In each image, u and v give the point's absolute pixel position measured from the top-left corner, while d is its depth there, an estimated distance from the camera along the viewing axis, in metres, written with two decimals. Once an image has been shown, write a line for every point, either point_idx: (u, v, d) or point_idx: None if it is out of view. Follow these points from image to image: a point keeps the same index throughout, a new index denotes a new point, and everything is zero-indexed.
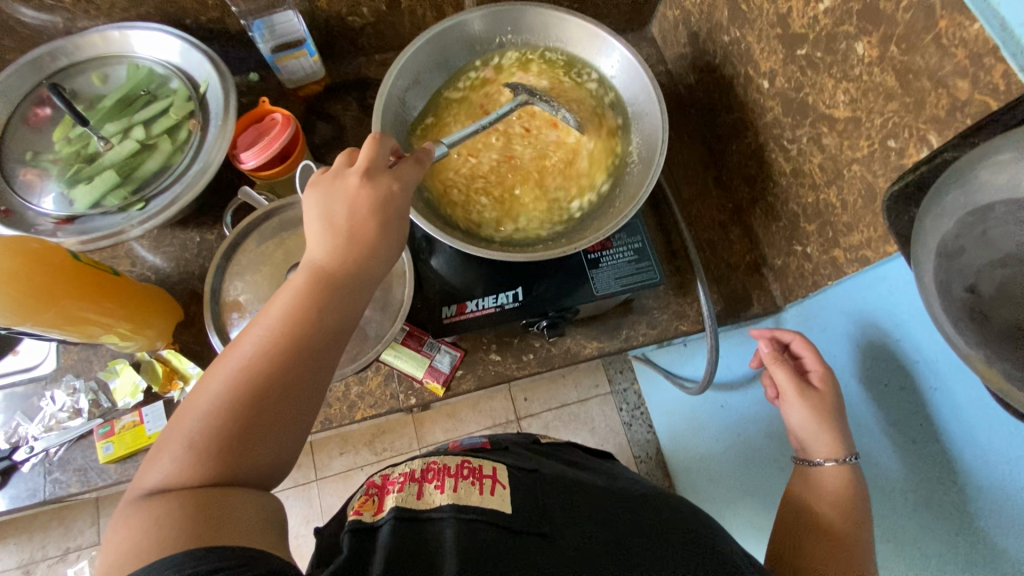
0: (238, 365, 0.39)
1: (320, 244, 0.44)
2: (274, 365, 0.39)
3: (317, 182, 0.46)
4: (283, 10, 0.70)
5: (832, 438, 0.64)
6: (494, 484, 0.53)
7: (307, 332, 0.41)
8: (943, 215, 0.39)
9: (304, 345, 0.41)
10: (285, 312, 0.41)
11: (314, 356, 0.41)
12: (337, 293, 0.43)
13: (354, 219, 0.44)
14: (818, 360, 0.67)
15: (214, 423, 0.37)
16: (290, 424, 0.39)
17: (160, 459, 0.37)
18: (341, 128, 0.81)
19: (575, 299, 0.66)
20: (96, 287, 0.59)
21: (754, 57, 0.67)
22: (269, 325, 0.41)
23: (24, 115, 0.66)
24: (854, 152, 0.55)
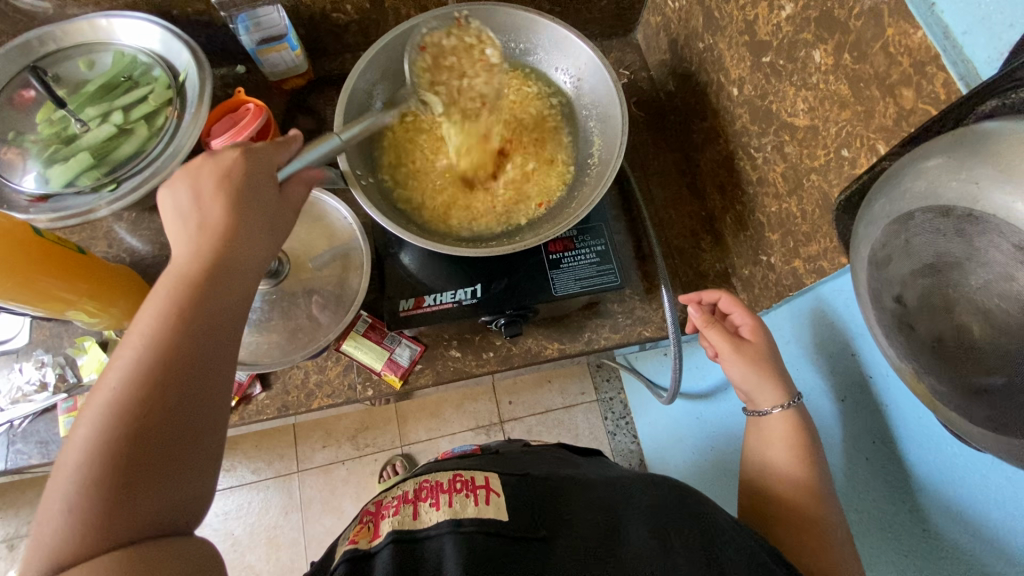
0: (107, 408, 0.37)
1: (185, 249, 0.43)
2: (146, 391, 0.37)
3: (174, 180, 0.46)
4: (265, 5, 0.73)
5: (775, 387, 0.63)
6: (489, 493, 0.52)
7: (185, 354, 0.39)
8: (871, 223, 0.38)
9: (177, 359, 0.39)
10: (148, 336, 0.39)
11: (194, 369, 0.40)
12: (202, 292, 0.42)
13: (215, 212, 0.45)
14: (746, 312, 0.66)
15: (93, 475, 0.34)
16: (188, 445, 0.38)
17: (38, 545, 0.33)
18: (322, 122, 0.83)
19: (534, 298, 0.66)
20: (66, 264, 0.60)
21: (725, 64, 0.66)
22: (129, 356, 0.38)
23: (9, 97, 0.68)
24: (812, 162, 0.55)
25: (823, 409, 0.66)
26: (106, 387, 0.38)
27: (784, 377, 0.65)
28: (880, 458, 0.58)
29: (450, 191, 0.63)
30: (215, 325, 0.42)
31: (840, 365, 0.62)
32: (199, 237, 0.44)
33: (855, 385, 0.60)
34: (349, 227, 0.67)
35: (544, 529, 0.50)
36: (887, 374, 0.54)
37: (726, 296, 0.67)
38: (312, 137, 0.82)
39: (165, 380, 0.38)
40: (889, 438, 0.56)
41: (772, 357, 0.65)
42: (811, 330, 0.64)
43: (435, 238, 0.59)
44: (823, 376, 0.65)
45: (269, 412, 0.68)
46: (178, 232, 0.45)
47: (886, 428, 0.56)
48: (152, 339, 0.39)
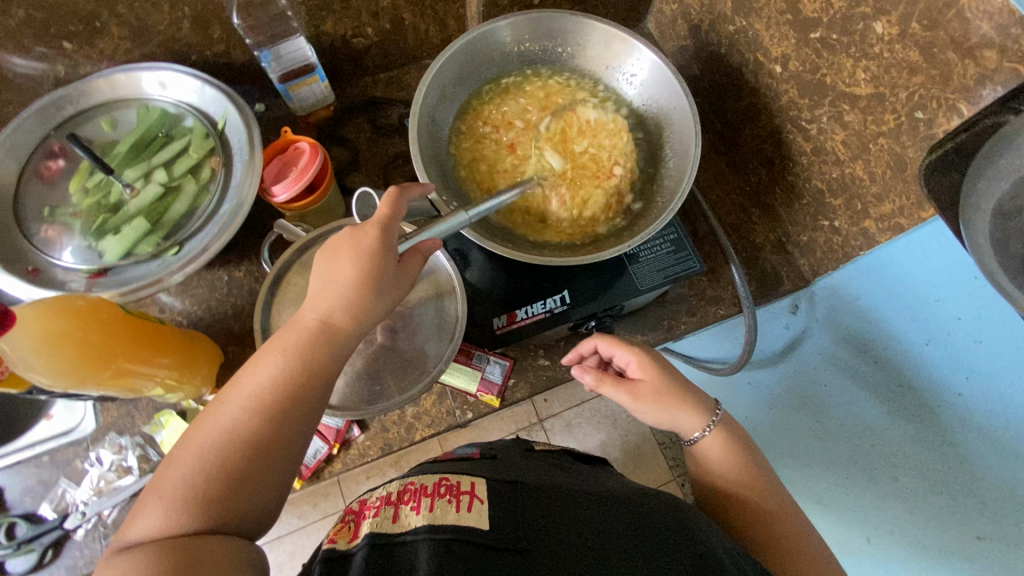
0: (230, 414, 0.42)
1: (319, 282, 0.46)
2: (264, 412, 0.42)
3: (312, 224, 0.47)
4: (291, 38, 0.69)
5: (692, 410, 0.58)
6: (472, 499, 0.48)
7: (295, 393, 0.43)
8: (998, 178, 0.42)
9: (297, 393, 0.43)
10: (278, 362, 0.44)
11: (306, 406, 0.44)
12: (332, 339, 0.45)
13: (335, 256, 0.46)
14: (626, 348, 0.60)
15: (199, 469, 0.39)
16: (279, 468, 0.42)
17: (140, 514, 0.38)
18: (356, 150, 0.80)
19: (620, 294, 0.67)
20: (152, 338, 0.56)
21: (763, 43, 0.69)
22: (261, 376, 0.43)
23: (36, 169, 0.64)
24: (880, 127, 0.58)
25: (874, 363, 0.71)
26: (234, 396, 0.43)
27: (699, 393, 0.60)
28: (920, 403, 0.65)
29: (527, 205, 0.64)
30: (330, 373, 0.46)
31: (894, 320, 0.66)
32: (320, 281, 0.46)
33: (935, 329, 0.61)
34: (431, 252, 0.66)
35: (525, 537, 0.46)
36: (952, 323, 0.60)
37: (603, 341, 0.61)
38: (350, 168, 0.79)
39: (277, 409, 0.42)
40: (961, 380, 0.60)
41: (673, 380, 0.59)
42: (881, 282, 0.66)
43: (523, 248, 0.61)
44: (867, 334, 0.71)
45: (372, 453, 0.67)
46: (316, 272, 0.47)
47: (923, 375, 0.64)
48: (274, 375, 0.43)
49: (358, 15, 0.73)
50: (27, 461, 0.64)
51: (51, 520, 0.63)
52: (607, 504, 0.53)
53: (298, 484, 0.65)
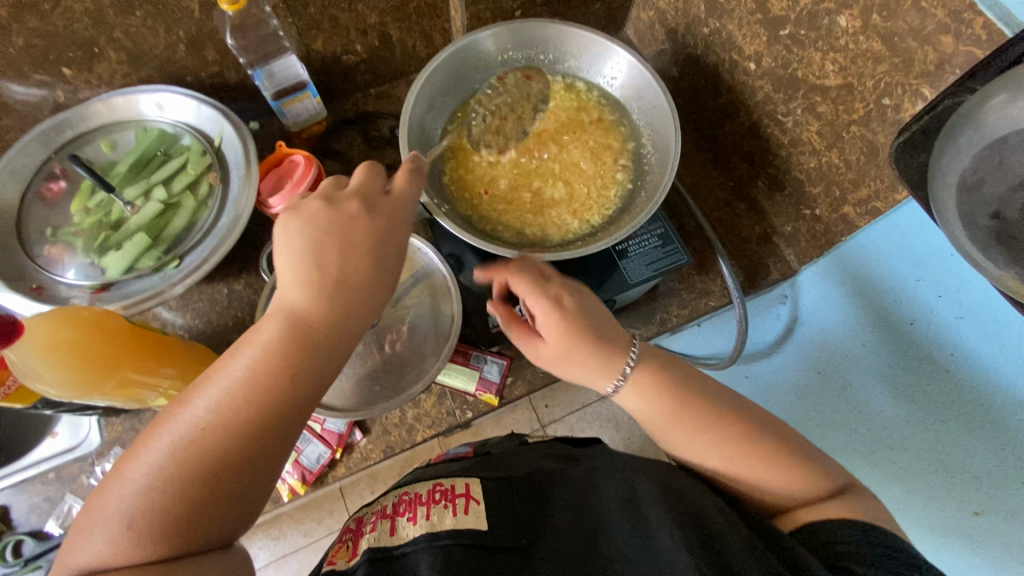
0: (186, 427, 0.39)
1: (294, 288, 0.44)
2: (224, 425, 0.40)
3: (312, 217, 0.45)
4: (282, 56, 0.71)
5: (601, 370, 0.54)
6: (467, 501, 0.49)
7: (265, 403, 0.41)
8: (958, 154, 0.44)
9: (261, 405, 0.41)
10: (242, 371, 0.41)
11: (271, 415, 0.41)
12: (303, 343, 0.43)
13: (345, 260, 0.44)
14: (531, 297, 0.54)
15: (152, 489, 0.38)
16: (246, 481, 0.40)
17: (95, 538, 0.37)
18: (350, 163, 0.82)
19: (611, 289, 0.69)
20: (155, 349, 0.57)
21: (737, 43, 0.71)
22: (222, 386, 0.41)
23: (38, 192, 0.66)
24: (851, 115, 0.60)
25: (865, 349, 0.72)
26: (194, 408, 0.40)
27: (618, 341, 0.55)
28: (914, 386, 0.66)
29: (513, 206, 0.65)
30: (309, 382, 0.43)
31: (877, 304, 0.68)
32: (315, 270, 0.44)
33: (914, 308, 0.64)
34: (426, 257, 0.67)
35: (523, 537, 0.47)
36: (931, 301, 0.61)
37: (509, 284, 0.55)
38: None
39: (237, 421, 0.40)
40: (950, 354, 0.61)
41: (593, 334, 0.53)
42: (863, 268, 0.69)
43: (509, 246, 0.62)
44: (859, 322, 0.72)
45: (375, 456, 0.68)
46: (298, 276, 0.44)
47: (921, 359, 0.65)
48: (237, 387, 0.41)
49: (347, 32, 0.76)
50: (34, 478, 0.65)
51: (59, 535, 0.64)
52: (592, 492, 0.53)
53: (303, 490, 0.66)
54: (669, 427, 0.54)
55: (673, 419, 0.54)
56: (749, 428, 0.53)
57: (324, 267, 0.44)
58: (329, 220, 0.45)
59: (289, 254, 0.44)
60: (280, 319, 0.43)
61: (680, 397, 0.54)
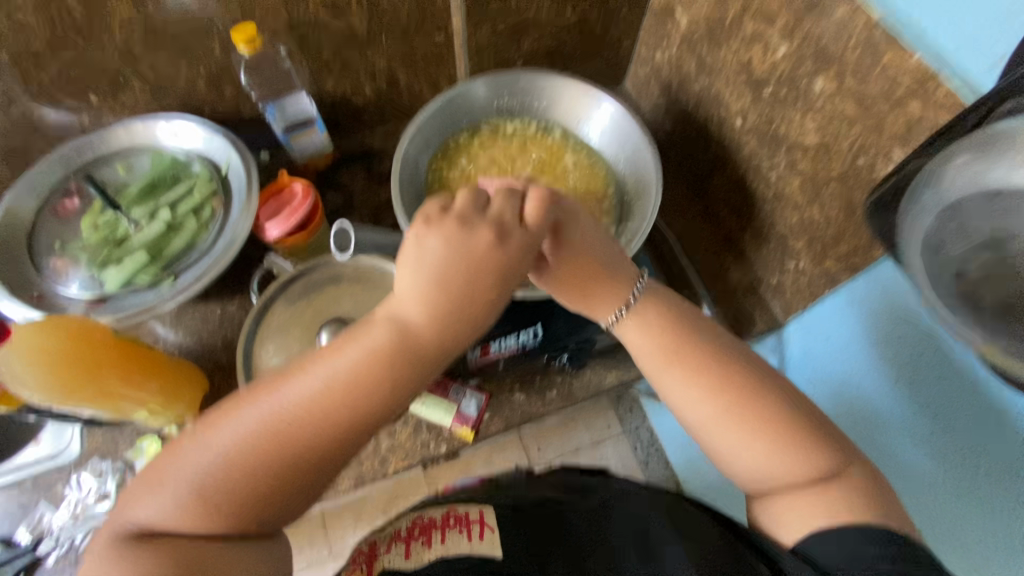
0: (263, 420, 0.41)
1: (407, 305, 0.42)
2: (298, 430, 0.40)
3: (440, 229, 0.42)
4: (294, 93, 0.77)
5: (609, 294, 0.51)
6: (482, 529, 0.48)
7: (345, 420, 0.41)
8: (922, 214, 0.45)
9: (335, 419, 0.41)
10: (326, 380, 0.41)
11: (341, 431, 0.41)
12: (389, 366, 0.41)
13: (445, 280, 0.41)
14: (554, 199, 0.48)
15: (221, 467, 0.40)
16: (301, 483, 0.41)
17: (164, 495, 0.40)
18: (350, 195, 0.86)
19: (593, 329, 0.70)
20: (142, 363, 0.59)
21: (724, 100, 0.74)
22: (306, 388, 0.41)
23: (54, 207, 0.70)
24: (829, 173, 0.62)
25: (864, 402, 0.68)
26: (272, 403, 0.41)
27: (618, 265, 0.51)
28: (947, 432, 0.58)
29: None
30: (381, 407, 0.42)
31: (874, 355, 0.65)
32: (433, 286, 0.41)
33: (909, 359, 0.60)
34: None
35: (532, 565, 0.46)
36: (926, 356, 0.58)
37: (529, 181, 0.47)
38: (343, 211, 0.84)
39: (309, 430, 0.41)
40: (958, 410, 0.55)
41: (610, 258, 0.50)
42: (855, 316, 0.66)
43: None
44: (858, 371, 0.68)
45: (346, 484, 0.67)
46: (418, 292, 0.42)
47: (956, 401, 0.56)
48: (320, 393, 0.41)
49: (357, 75, 0.81)
50: (11, 484, 0.66)
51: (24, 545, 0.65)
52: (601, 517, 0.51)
53: None
54: (665, 368, 0.50)
55: (677, 358, 0.50)
56: (757, 380, 0.49)
57: (444, 288, 0.41)
58: (461, 244, 0.41)
59: (415, 269, 0.42)
60: (383, 334, 0.42)
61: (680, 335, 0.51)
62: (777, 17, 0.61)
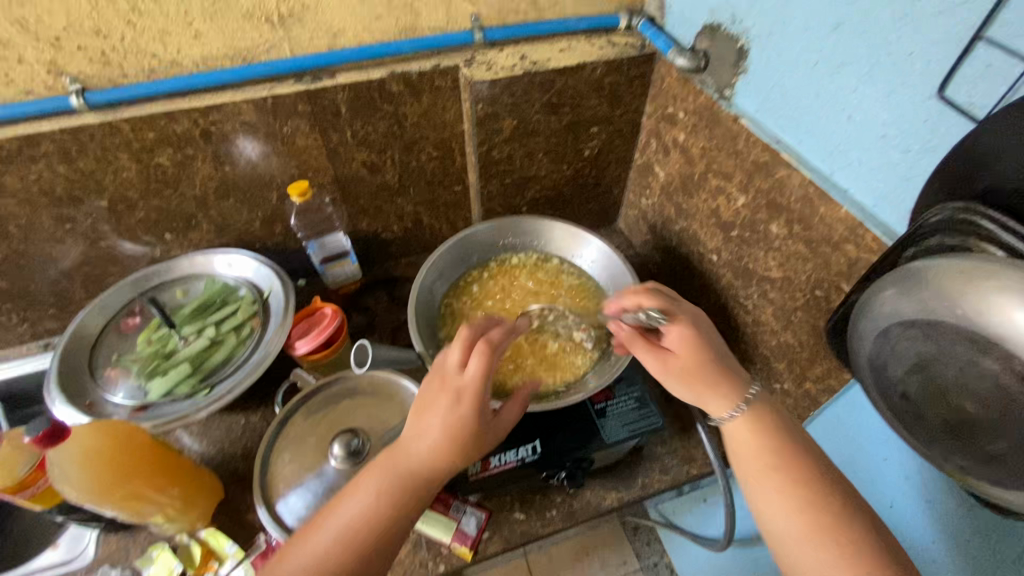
0: (313, 553, 0.51)
1: (414, 444, 0.55)
2: (342, 556, 0.51)
3: (437, 386, 0.56)
4: (333, 232, 0.91)
5: (721, 391, 0.56)
6: None
7: (377, 540, 0.52)
8: (863, 338, 0.51)
9: (370, 541, 0.52)
10: (360, 511, 0.53)
11: (375, 551, 0.52)
12: (407, 491, 0.54)
13: (445, 421, 0.54)
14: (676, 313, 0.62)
15: None
16: None
17: None
18: (373, 317, 0.96)
19: (590, 448, 0.72)
20: (169, 467, 0.64)
21: (701, 238, 0.85)
22: (346, 520, 0.53)
23: (117, 324, 0.82)
24: (795, 302, 0.69)
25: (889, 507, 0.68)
26: (319, 538, 0.52)
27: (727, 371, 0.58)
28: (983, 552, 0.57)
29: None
30: (403, 526, 0.54)
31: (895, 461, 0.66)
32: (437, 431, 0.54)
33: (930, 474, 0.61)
34: None
35: None
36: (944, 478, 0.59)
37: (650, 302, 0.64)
38: (366, 331, 0.94)
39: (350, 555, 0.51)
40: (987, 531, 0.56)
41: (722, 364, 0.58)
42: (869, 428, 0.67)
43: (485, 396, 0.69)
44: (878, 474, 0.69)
45: None
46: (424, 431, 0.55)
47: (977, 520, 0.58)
48: (356, 522, 0.52)
49: (387, 217, 0.96)
50: None
51: None
52: None
53: None
54: (757, 468, 0.53)
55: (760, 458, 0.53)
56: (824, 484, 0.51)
57: (448, 429, 0.54)
58: (455, 394, 0.55)
59: (420, 418, 0.55)
60: (399, 467, 0.55)
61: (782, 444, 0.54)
62: (733, 175, 0.74)
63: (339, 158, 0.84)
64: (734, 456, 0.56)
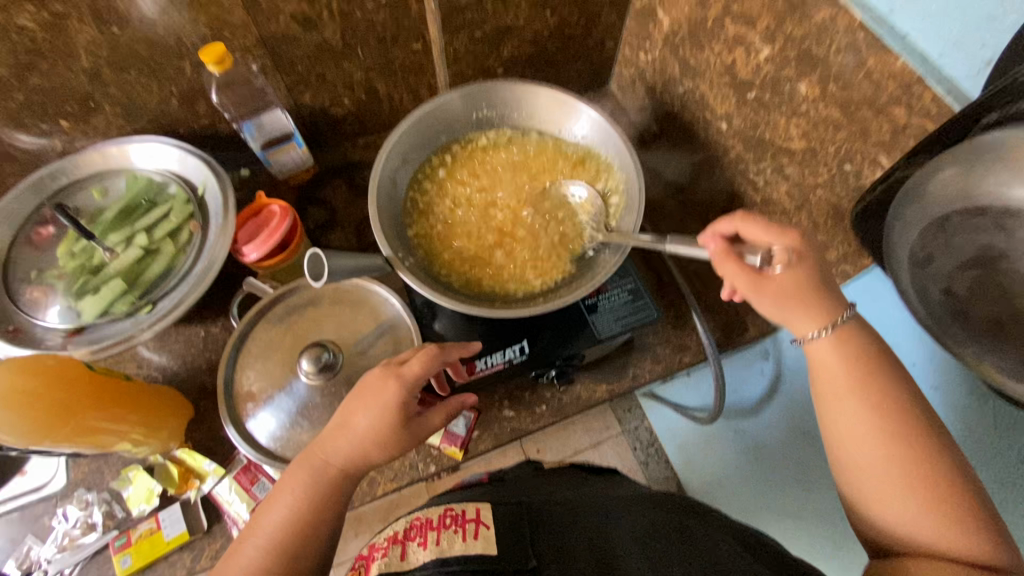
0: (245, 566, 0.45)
1: (336, 443, 0.51)
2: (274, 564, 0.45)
3: (372, 379, 0.52)
4: (270, 109, 0.75)
5: (813, 311, 0.48)
6: (478, 526, 0.44)
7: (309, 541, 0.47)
8: (907, 228, 0.44)
9: (300, 543, 0.47)
10: (291, 512, 0.48)
11: (307, 550, 0.47)
12: (337, 487, 0.50)
13: (376, 417, 0.50)
14: (777, 233, 0.51)
15: None
16: None
17: None
18: (333, 210, 0.85)
19: (580, 344, 0.68)
20: (119, 395, 0.60)
21: (709, 103, 0.72)
22: (274, 523, 0.48)
23: (28, 236, 0.69)
24: (816, 179, 0.60)
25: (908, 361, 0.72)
26: (250, 547, 0.46)
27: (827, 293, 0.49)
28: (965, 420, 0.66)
29: (470, 259, 0.67)
30: (333, 522, 0.49)
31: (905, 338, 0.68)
32: (370, 424, 0.50)
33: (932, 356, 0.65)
34: (392, 307, 0.68)
35: (535, 557, 0.42)
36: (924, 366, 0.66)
37: (746, 224, 0.52)
38: (327, 227, 0.84)
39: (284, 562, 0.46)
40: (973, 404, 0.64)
41: (816, 281, 0.49)
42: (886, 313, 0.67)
43: (459, 297, 0.63)
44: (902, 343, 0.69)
45: None
46: (348, 422, 0.51)
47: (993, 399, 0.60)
48: (292, 524, 0.47)
49: (334, 87, 0.79)
50: None
51: None
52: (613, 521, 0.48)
53: None
54: (838, 391, 0.48)
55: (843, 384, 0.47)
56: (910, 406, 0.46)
57: (381, 422, 0.50)
58: (387, 387, 0.51)
59: (347, 414, 0.51)
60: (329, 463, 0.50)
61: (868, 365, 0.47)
62: (758, 19, 0.59)
63: (260, 10, 0.65)
64: (815, 376, 0.50)
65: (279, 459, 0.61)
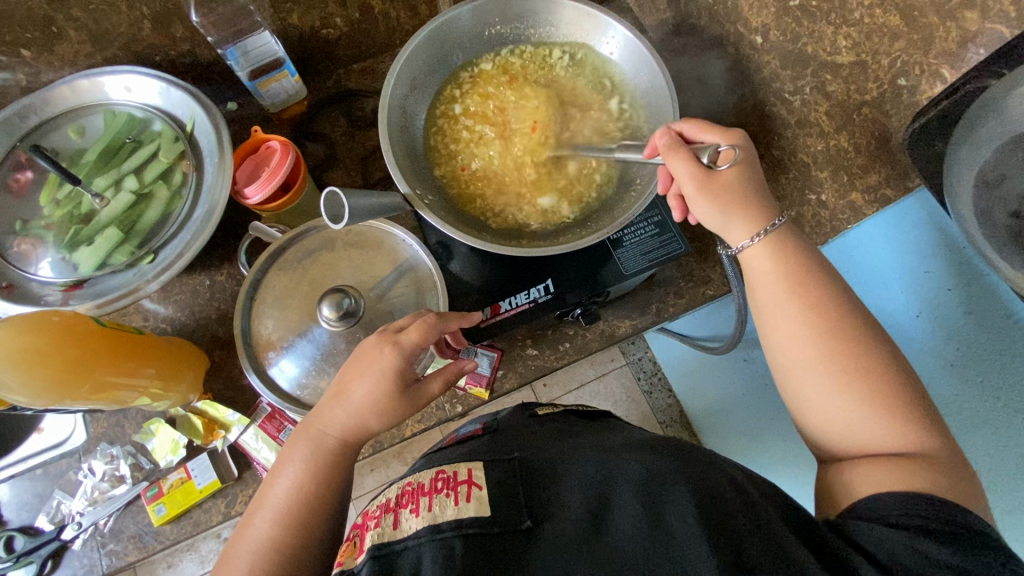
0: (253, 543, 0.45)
1: (332, 414, 0.50)
2: (288, 538, 0.45)
3: (364, 350, 0.51)
4: (256, 32, 0.65)
5: (745, 216, 0.48)
6: (470, 488, 0.43)
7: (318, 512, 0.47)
8: (980, 147, 0.49)
9: (307, 514, 0.46)
10: (294, 485, 0.47)
11: (314, 520, 0.46)
12: (339, 456, 0.50)
13: (370, 387, 0.49)
14: (720, 132, 0.50)
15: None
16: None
17: None
18: (333, 145, 0.78)
19: (604, 281, 0.66)
20: (133, 349, 0.57)
21: (743, 14, 0.65)
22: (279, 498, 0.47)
23: (4, 183, 0.63)
24: (863, 96, 0.56)
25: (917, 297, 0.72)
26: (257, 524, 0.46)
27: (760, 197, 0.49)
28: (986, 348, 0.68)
29: (492, 194, 0.63)
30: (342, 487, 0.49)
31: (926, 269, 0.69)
32: (365, 394, 0.49)
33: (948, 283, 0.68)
34: (411, 248, 0.65)
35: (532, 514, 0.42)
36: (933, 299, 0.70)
37: (687, 125, 0.52)
38: (327, 164, 0.78)
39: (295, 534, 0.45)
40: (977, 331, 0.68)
41: (753, 184, 0.49)
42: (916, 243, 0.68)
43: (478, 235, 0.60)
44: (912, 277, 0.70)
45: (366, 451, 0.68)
46: (341, 394, 0.50)
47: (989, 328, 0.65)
48: (298, 497, 0.47)
49: (324, 4, 0.71)
50: (23, 475, 0.66)
51: (48, 532, 0.66)
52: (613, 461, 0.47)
53: None
54: (790, 302, 0.46)
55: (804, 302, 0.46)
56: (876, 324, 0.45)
57: (376, 390, 0.49)
58: (376, 357, 0.50)
59: (341, 388, 0.50)
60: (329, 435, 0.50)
61: (825, 274, 0.46)
62: None
63: None
64: (754, 288, 0.49)
65: (304, 407, 0.59)
